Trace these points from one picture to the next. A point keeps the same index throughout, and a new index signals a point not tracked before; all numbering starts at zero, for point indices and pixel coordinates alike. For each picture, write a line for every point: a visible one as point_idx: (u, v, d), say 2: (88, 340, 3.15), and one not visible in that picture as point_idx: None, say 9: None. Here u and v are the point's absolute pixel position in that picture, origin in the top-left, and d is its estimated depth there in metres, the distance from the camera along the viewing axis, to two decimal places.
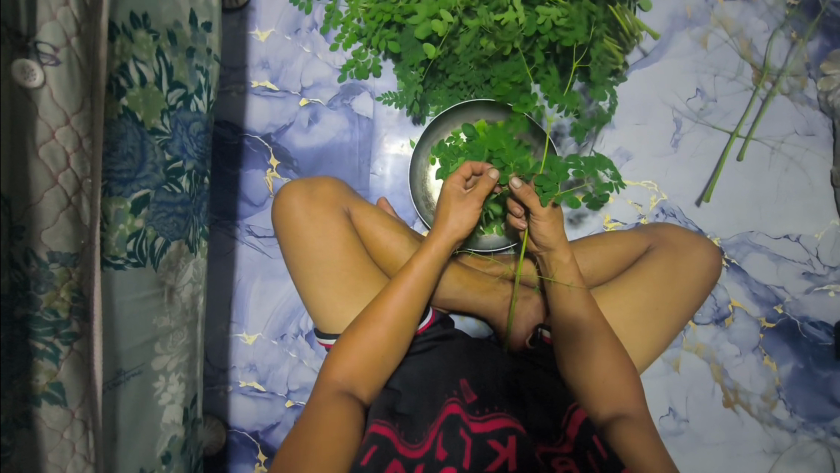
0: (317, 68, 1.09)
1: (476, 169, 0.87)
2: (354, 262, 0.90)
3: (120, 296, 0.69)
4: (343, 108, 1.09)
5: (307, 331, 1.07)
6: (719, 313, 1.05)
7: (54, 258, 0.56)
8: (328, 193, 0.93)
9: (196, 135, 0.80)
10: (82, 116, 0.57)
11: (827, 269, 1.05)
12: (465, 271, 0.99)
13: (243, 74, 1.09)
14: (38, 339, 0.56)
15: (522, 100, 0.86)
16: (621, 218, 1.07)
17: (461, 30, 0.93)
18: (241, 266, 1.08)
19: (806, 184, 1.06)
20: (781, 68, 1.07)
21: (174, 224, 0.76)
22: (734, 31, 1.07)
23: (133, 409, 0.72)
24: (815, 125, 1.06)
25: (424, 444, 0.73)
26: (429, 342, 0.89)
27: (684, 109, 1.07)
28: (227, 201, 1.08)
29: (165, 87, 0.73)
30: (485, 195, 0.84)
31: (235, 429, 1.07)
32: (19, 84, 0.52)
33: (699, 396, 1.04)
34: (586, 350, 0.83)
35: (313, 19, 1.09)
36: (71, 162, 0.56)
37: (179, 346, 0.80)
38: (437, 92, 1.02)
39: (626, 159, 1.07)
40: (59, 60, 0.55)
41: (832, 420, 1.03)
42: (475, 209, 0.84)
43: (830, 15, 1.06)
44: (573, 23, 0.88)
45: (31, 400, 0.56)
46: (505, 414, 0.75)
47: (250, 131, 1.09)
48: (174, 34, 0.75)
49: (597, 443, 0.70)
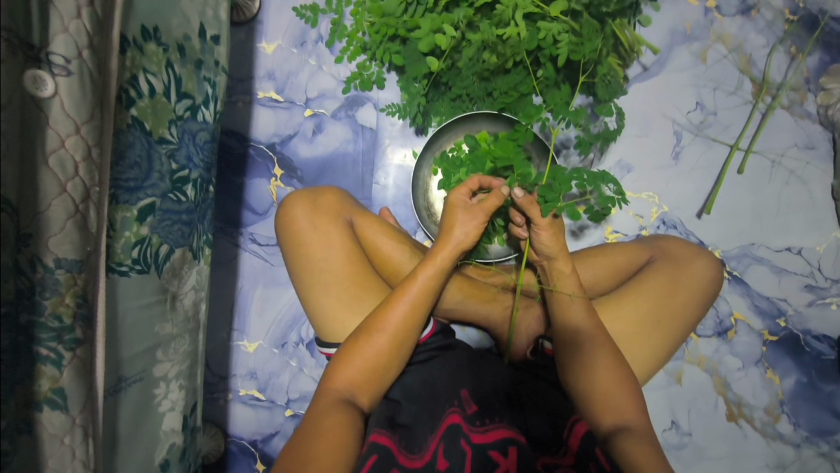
0: (322, 79, 1.11)
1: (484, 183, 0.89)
2: (356, 272, 0.90)
3: (123, 303, 0.69)
4: (347, 119, 1.11)
5: (308, 340, 1.07)
6: (721, 326, 1.05)
7: (60, 264, 0.57)
8: (331, 203, 0.94)
9: (202, 145, 0.81)
10: (92, 126, 0.58)
11: (830, 282, 1.05)
12: (466, 281, 0.98)
13: (249, 85, 1.11)
14: (42, 344, 0.57)
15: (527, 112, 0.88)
16: (621, 229, 1.08)
17: (463, 44, 0.94)
18: (244, 274, 1.09)
19: (807, 197, 1.06)
20: (781, 82, 1.08)
21: (179, 231, 0.77)
22: (733, 46, 1.08)
23: (133, 416, 0.73)
24: (815, 139, 1.07)
25: (424, 454, 0.74)
26: (430, 352, 0.88)
27: (684, 122, 1.08)
28: (231, 210, 1.09)
29: (173, 98, 0.74)
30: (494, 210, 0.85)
31: (234, 438, 1.07)
32: (31, 94, 0.54)
33: (701, 408, 1.04)
34: (588, 360, 0.83)
35: (319, 32, 1.10)
36: (80, 171, 0.57)
37: (180, 353, 0.81)
38: (439, 104, 1.03)
39: (627, 171, 1.08)
40: (71, 71, 0.56)
41: (835, 434, 1.02)
42: (481, 221, 0.85)
43: (830, 30, 1.07)
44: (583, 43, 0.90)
45: (33, 405, 0.57)
46: (505, 426, 0.76)
47: (255, 141, 1.10)
48: (184, 47, 0.76)
49: (597, 456, 0.74)
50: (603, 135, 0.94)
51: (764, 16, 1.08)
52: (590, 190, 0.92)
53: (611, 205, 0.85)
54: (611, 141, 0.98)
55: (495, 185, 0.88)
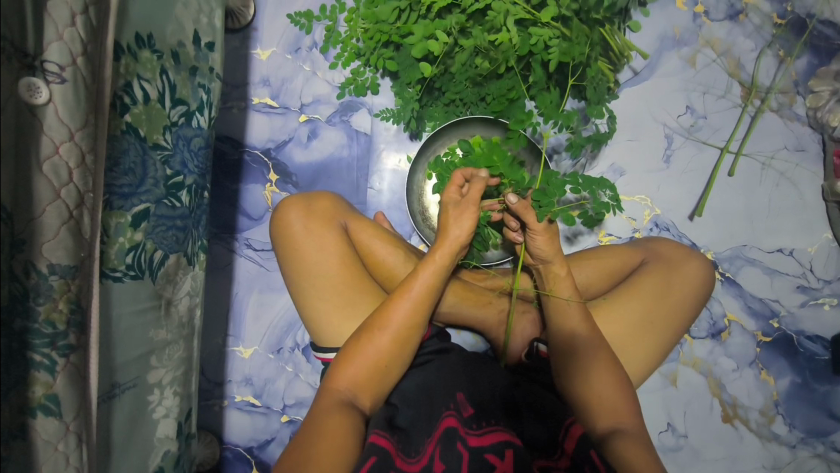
0: (317, 85, 1.11)
1: (467, 175, 0.88)
2: (350, 276, 0.90)
3: (118, 308, 0.69)
4: (342, 124, 1.11)
5: (303, 345, 1.07)
6: (715, 327, 1.06)
7: (53, 270, 0.57)
8: (326, 208, 0.94)
9: (197, 151, 0.82)
10: (86, 132, 0.58)
11: (822, 283, 1.06)
12: (463, 286, 0.99)
13: (244, 91, 1.11)
14: (35, 350, 0.57)
15: (519, 117, 0.87)
16: (615, 232, 1.09)
17: (456, 50, 0.94)
18: (239, 279, 1.09)
19: (797, 198, 1.08)
20: (770, 85, 1.09)
21: (173, 237, 0.77)
22: (721, 50, 1.09)
23: (128, 423, 0.72)
24: (805, 140, 1.08)
25: (421, 458, 0.72)
26: (426, 356, 0.90)
27: (674, 126, 1.09)
28: (226, 215, 1.09)
29: (168, 104, 0.75)
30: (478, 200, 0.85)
31: (230, 445, 1.06)
32: (25, 101, 0.54)
33: (696, 410, 1.04)
34: (583, 361, 0.83)
35: (313, 39, 1.11)
36: (74, 177, 0.58)
37: (175, 359, 0.81)
38: (433, 109, 1.04)
39: (620, 174, 1.09)
40: (65, 78, 0.56)
41: (831, 435, 1.03)
42: (474, 213, 0.85)
43: (817, 33, 1.09)
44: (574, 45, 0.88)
45: (27, 412, 0.57)
46: (502, 428, 0.75)
47: (250, 147, 1.11)
48: (178, 54, 0.77)
49: (594, 457, 0.70)
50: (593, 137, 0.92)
51: (752, 20, 1.10)
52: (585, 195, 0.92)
53: (606, 211, 0.84)
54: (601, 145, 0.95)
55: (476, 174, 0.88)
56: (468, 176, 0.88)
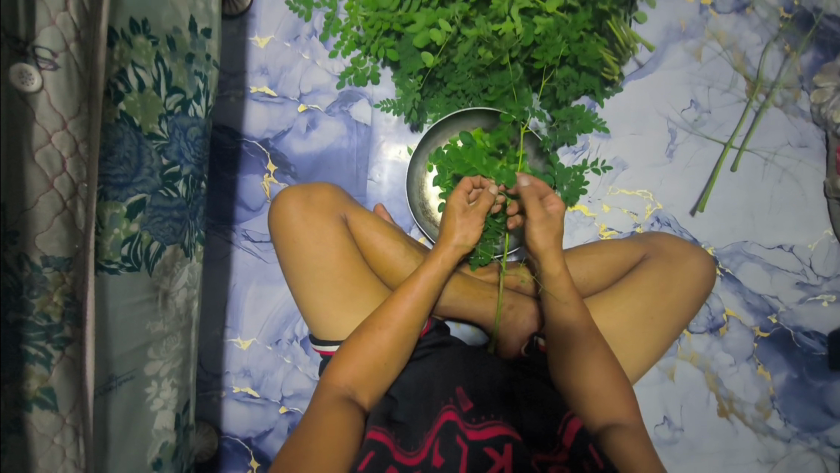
0: (316, 74, 1.09)
1: (476, 183, 0.90)
2: (350, 269, 0.90)
3: (113, 301, 0.68)
4: (341, 114, 1.10)
5: (302, 337, 1.07)
6: (713, 322, 1.06)
7: (47, 262, 0.55)
8: (324, 200, 0.93)
9: (193, 140, 0.80)
10: (79, 121, 0.57)
11: (821, 279, 1.06)
12: (463, 279, 0.99)
13: (242, 79, 1.09)
14: (30, 343, 0.55)
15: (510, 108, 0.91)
16: (616, 226, 1.08)
17: (459, 39, 0.93)
18: (237, 270, 1.08)
19: (799, 194, 1.07)
20: (774, 80, 1.08)
21: (169, 228, 0.76)
22: (727, 43, 1.08)
23: (125, 415, 0.72)
24: (808, 136, 1.08)
25: (420, 451, 0.72)
26: (425, 349, 0.90)
27: (678, 120, 1.08)
28: (223, 206, 1.08)
29: (163, 92, 0.73)
30: (484, 212, 0.87)
31: (228, 436, 1.06)
32: (17, 88, 0.52)
33: (693, 405, 1.04)
34: (580, 356, 0.82)
35: (312, 26, 1.09)
36: (67, 166, 0.56)
37: (172, 351, 0.80)
38: (435, 99, 1.01)
39: (622, 168, 1.08)
40: (57, 65, 0.54)
41: (825, 429, 1.04)
42: (480, 224, 0.87)
43: (824, 28, 1.08)
44: (545, 50, 0.88)
45: (22, 405, 0.56)
46: (502, 422, 0.74)
47: (249, 137, 1.09)
48: (173, 40, 0.75)
49: (593, 451, 0.69)
50: (576, 113, 0.93)
51: (759, 13, 1.08)
52: (570, 183, 0.94)
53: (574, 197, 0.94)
54: (565, 140, 0.97)
55: (486, 184, 0.90)
56: (476, 183, 0.90)
